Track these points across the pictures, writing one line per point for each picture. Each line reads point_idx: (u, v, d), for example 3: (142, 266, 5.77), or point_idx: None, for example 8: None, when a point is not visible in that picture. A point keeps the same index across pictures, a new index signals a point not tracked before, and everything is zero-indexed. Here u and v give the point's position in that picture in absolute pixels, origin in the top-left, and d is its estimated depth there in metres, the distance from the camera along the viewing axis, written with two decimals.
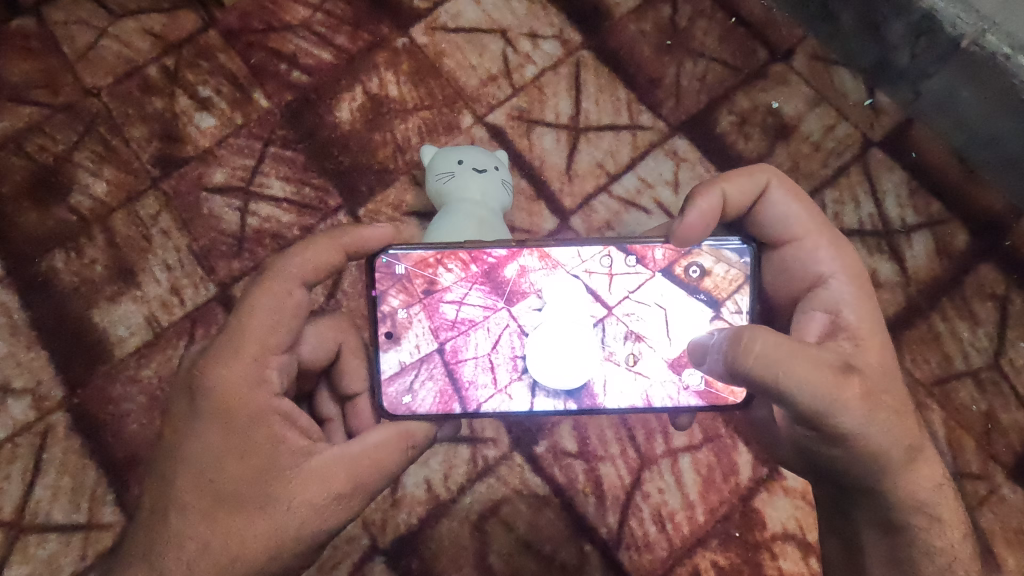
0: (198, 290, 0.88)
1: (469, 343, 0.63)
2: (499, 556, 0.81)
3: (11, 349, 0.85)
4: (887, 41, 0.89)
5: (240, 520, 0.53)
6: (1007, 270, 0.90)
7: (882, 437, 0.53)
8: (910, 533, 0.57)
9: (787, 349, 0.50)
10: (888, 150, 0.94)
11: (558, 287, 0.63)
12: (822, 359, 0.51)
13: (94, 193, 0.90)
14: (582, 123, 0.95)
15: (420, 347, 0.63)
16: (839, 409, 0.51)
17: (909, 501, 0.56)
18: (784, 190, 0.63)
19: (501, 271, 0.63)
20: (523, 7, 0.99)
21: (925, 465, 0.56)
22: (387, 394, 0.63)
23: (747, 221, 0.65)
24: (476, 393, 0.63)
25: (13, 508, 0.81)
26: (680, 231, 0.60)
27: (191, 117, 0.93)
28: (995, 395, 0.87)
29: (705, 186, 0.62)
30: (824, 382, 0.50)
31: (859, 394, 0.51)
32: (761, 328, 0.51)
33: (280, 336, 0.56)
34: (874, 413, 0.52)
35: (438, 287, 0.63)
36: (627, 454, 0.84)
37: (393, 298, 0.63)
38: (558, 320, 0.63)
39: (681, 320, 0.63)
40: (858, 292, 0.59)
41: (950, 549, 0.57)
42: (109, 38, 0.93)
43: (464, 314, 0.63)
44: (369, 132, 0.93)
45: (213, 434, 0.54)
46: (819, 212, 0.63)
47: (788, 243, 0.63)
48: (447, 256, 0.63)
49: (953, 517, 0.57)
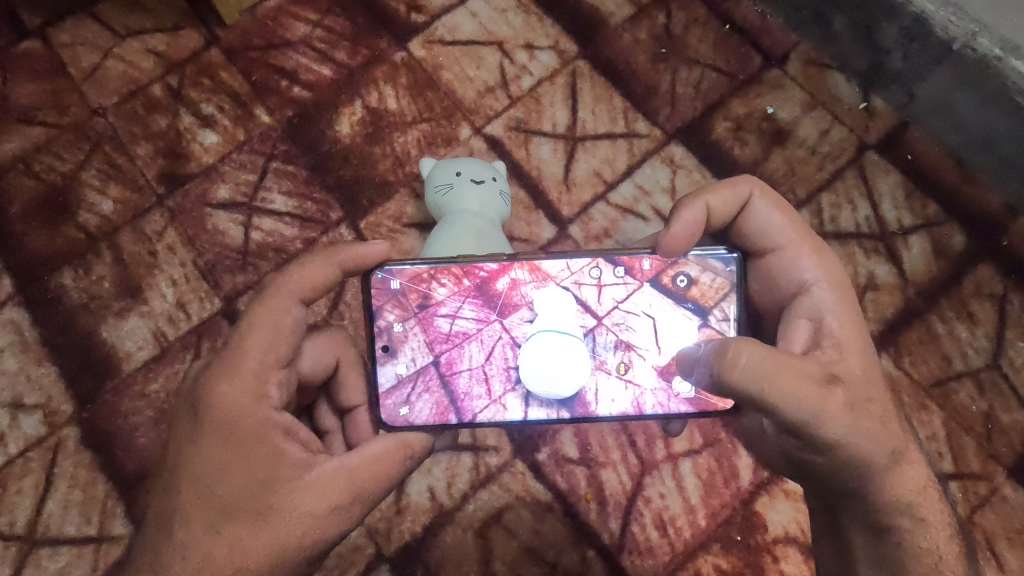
0: (204, 304, 0.89)
1: (463, 355, 0.64)
2: (502, 563, 0.82)
3: (23, 365, 0.87)
4: (880, 44, 0.90)
5: (243, 530, 0.54)
6: (1004, 270, 0.90)
7: (867, 444, 0.54)
8: (896, 535, 0.58)
9: (771, 362, 0.51)
10: (884, 153, 0.94)
11: (548, 299, 0.64)
12: (806, 371, 0.52)
13: (101, 211, 0.92)
14: (579, 132, 0.96)
15: (415, 360, 0.65)
16: (824, 419, 0.52)
17: (894, 504, 0.57)
18: (766, 201, 0.63)
19: (493, 284, 0.64)
20: (519, 19, 1.00)
21: (909, 467, 0.57)
22: (385, 407, 0.64)
23: (731, 231, 0.66)
24: (471, 404, 0.64)
25: (26, 522, 0.83)
26: (665, 242, 0.62)
27: (194, 134, 0.94)
28: (995, 395, 0.87)
29: (690, 198, 0.63)
30: (809, 393, 0.51)
31: (842, 404, 0.53)
32: (746, 341, 0.52)
33: (278, 352, 0.58)
34: (856, 421, 0.53)
35: (432, 301, 0.65)
36: (628, 460, 0.85)
37: (388, 312, 0.64)
38: (549, 331, 0.64)
39: (670, 328, 0.64)
40: (840, 300, 0.60)
41: (936, 549, 0.57)
42: (114, 59, 0.95)
43: (458, 327, 0.65)
44: (368, 146, 0.95)
45: (215, 448, 0.55)
46: (802, 221, 0.64)
47: (770, 253, 0.64)
48: (440, 271, 0.64)
49: (939, 518, 0.58)
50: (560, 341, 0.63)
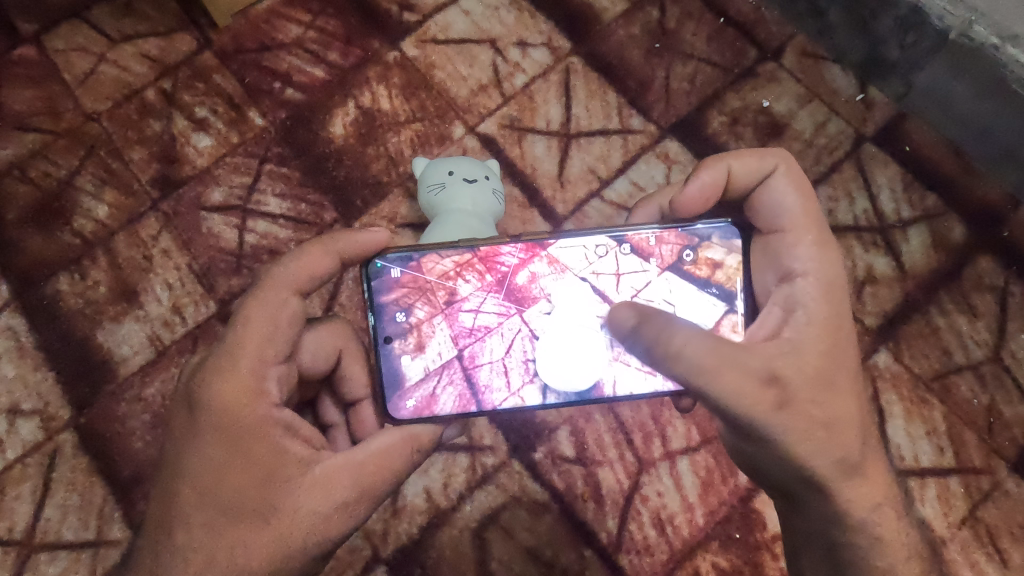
0: (198, 307, 0.89)
1: (484, 349, 0.65)
2: (500, 563, 0.81)
3: (20, 372, 0.87)
4: (875, 35, 0.89)
5: (245, 531, 0.54)
6: (1006, 261, 0.89)
7: (804, 447, 0.54)
8: (851, 549, 0.59)
9: (705, 355, 0.51)
10: (882, 145, 0.93)
11: (567, 290, 0.65)
12: (745, 367, 0.52)
13: (96, 216, 0.92)
14: (573, 129, 0.96)
15: (442, 354, 0.65)
16: (749, 416, 0.53)
17: (844, 519, 0.58)
18: (786, 179, 0.62)
19: (514, 278, 0.65)
20: (512, 16, 0.99)
21: (865, 485, 0.57)
22: (407, 398, 0.64)
23: (746, 204, 0.65)
24: (491, 396, 0.64)
25: (24, 527, 0.83)
26: (680, 200, 0.63)
27: (188, 138, 0.94)
28: (997, 388, 0.86)
29: (715, 159, 0.63)
30: (738, 390, 0.52)
31: (772, 405, 0.53)
32: (683, 333, 0.52)
33: (276, 347, 0.57)
34: (787, 423, 0.53)
35: (457, 297, 0.65)
36: (625, 458, 0.84)
37: (418, 309, 0.65)
38: (567, 322, 0.65)
39: (692, 314, 0.64)
40: (819, 296, 0.58)
41: (891, 568, 0.59)
42: (108, 64, 0.95)
43: (480, 321, 0.65)
44: (361, 146, 0.94)
45: (214, 447, 0.55)
46: (818, 209, 0.62)
47: (775, 233, 0.62)
48: (465, 268, 0.65)
49: (896, 535, 0.59)
50: (576, 333, 0.64)
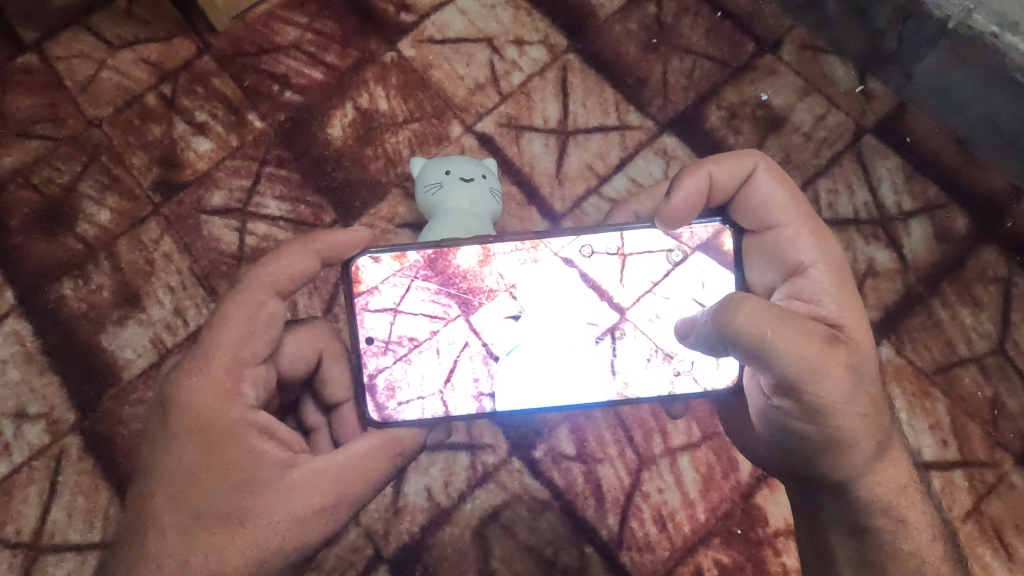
0: (200, 310, 0.90)
1: (456, 352, 0.66)
2: (502, 560, 0.82)
3: (25, 376, 0.88)
4: (874, 25, 0.88)
5: (218, 537, 0.54)
6: (1008, 252, 0.88)
7: (858, 422, 0.55)
8: (876, 536, 0.60)
9: (775, 312, 0.53)
10: (882, 136, 0.93)
11: (540, 292, 0.66)
12: (812, 329, 0.54)
13: (99, 220, 0.92)
14: (571, 126, 0.95)
15: (421, 353, 0.65)
16: (822, 377, 0.54)
17: (873, 505, 0.59)
18: (770, 176, 0.63)
19: (484, 278, 0.66)
20: (509, 15, 0.99)
21: (891, 466, 0.59)
22: (380, 402, 0.65)
23: (731, 207, 0.66)
24: (463, 402, 0.65)
25: (31, 529, 0.84)
26: (666, 212, 0.62)
27: (188, 142, 0.95)
28: (1001, 380, 0.86)
29: (694, 167, 0.63)
30: (812, 349, 0.53)
31: (843, 366, 0.54)
32: (753, 296, 0.54)
33: (253, 348, 0.57)
34: (854, 389, 0.54)
35: (429, 298, 0.65)
36: (626, 455, 0.84)
37: (388, 310, 0.65)
38: (539, 324, 0.66)
39: (671, 314, 0.66)
40: (838, 282, 0.60)
41: (917, 551, 0.59)
42: (109, 70, 0.96)
43: (450, 324, 0.66)
44: (360, 147, 0.95)
45: (187, 451, 0.55)
46: (804, 200, 0.63)
47: (769, 229, 0.63)
48: (435, 266, 0.65)
49: (919, 518, 0.60)
50: (550, 333, 0.66)
